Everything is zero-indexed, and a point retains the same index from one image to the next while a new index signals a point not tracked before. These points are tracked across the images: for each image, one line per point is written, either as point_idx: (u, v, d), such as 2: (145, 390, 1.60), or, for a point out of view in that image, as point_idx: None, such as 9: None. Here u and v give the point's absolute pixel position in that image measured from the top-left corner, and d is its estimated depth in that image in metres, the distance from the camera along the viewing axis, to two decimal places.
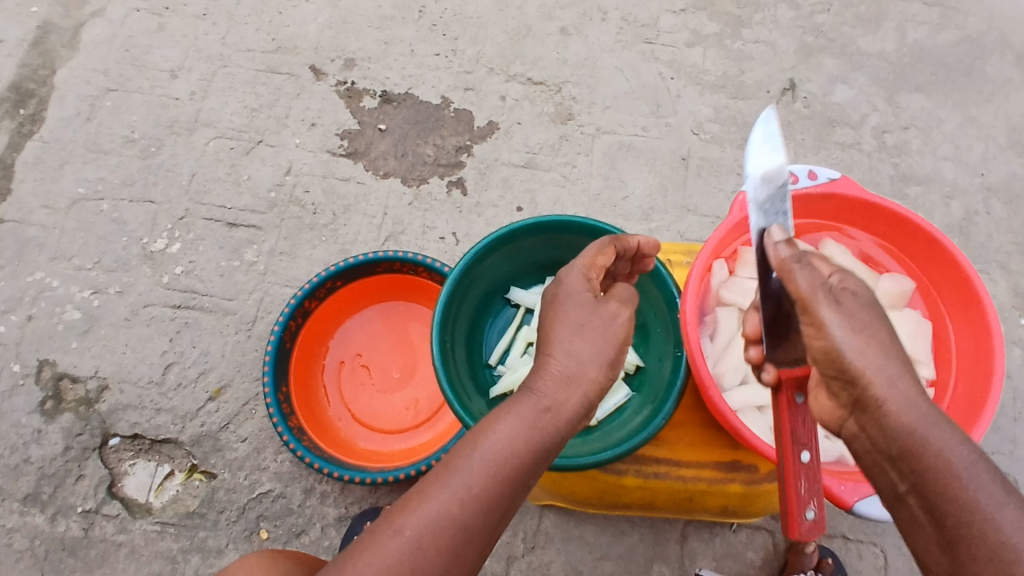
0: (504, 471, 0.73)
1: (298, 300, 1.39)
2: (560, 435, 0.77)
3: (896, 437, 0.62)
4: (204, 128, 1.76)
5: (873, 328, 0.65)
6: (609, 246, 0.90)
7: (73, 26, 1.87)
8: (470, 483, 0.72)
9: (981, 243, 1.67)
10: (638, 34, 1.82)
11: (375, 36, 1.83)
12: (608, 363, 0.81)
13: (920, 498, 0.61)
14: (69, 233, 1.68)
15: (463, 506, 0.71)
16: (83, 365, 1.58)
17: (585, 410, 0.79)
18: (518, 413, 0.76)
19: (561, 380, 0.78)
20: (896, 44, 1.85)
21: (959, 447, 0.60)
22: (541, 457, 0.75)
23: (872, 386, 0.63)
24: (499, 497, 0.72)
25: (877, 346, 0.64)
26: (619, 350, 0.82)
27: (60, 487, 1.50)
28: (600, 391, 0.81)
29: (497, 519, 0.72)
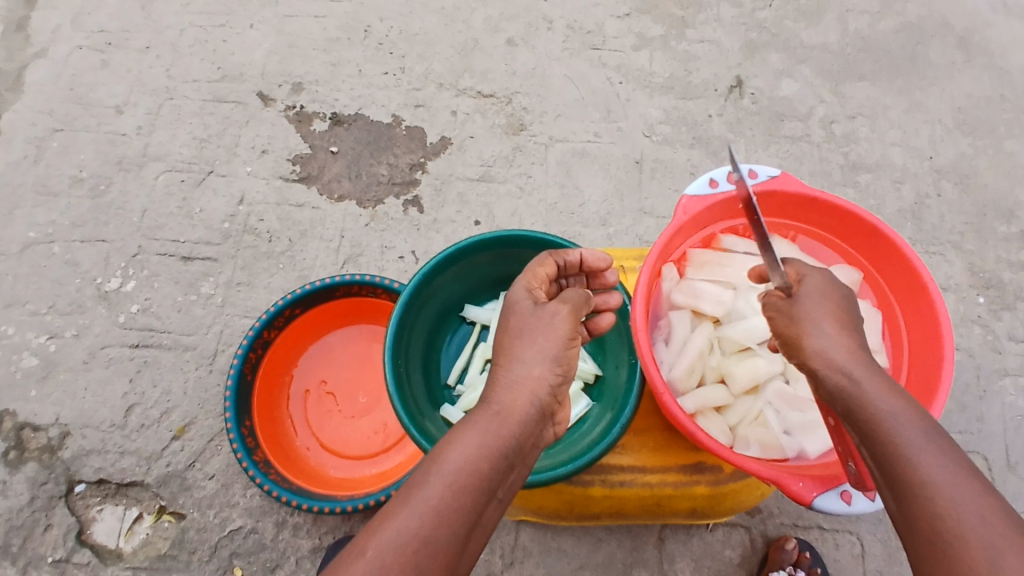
0: (463, 480, 0.71)
1: (255, 331, 1.37)
2: (517, 441, 0.77)
3: (835, 398, 0.67)
4: (153, 162, 1.74)
5: (810, 319, 0.72)
6: (548, 259, 0.94)
7: (15, 67, 1.84)
8: (429, 495, 0.68)
9: (934, 225, 1.70)
10: (585, 41, 1.83)
11: (322, 58, 1.82)
12: (551, 361, 0.84)
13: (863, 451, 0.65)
14: (22, 278, 1.65)
15: (426, 520, 0.67)
16: (44, 412, 1.54)
17: (538, 411, 0.81)
18: (474, 424, 0.77)
19: (507, 386, 0.81)
20: (838, 35, 1.88)
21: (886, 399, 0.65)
22: (500, 464, 0.74)
23: (812, 363, 0.70)
24: (460, 503, 0.69)
25: (813, 329, 0.71)
26: (562, 348, 0.85)
27: (27, 539, 1.46)
28: (549, 388, 0.83)
29: (461, 531, 0.68)
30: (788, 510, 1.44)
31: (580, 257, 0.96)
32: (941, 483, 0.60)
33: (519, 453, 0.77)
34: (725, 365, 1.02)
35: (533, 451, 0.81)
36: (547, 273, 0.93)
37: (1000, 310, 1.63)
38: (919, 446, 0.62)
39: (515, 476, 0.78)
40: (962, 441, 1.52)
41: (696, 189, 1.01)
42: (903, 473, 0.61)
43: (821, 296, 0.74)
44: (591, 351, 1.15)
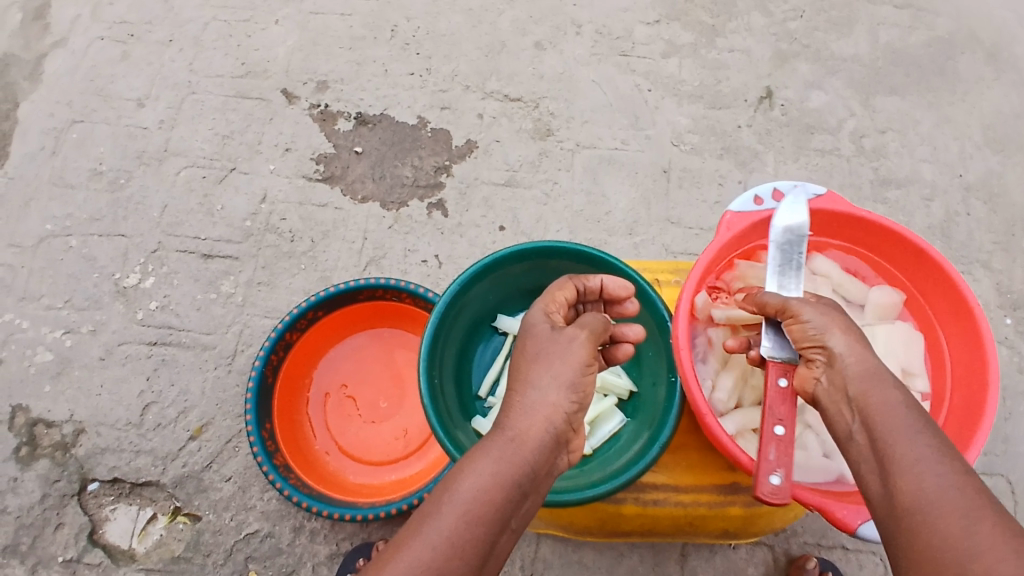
0: (477, 511, 0.70)
1: (278, 333, 1.35)
2: (532, 470, 0.75)
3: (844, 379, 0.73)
4: (174, 157, 1.72)
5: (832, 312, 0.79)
6: (568, 284, 0.92)
7: (34, 57, 1.81)
8: (443, 526, 0.69)
9: (963, 243, 1.68)
10: (613, 46, 1.81)
11: (347, 57, 1.80)
12: (566, 388, 0.80)
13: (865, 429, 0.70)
14: (38, 271, 1.62)
15: (438, 553, 0.67)
16: (58, 409, 1.52)
17: (551, 439, 0.78)
18: (487, 453, 0.75)
19: (524, 410, 0.78)
20: (868, 48, 1.86)
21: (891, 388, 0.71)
22: (513, 494, 0.73)
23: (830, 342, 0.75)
24: (473, 536, 0.69)
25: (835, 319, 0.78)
26: (580, 373, 0.81)
27: (38, 537, 1.44)
28: (563, 415, 0.80)
29: (474, 563, 0.68)
30: (812, 528, 1.42)
31: (602, 284, 0.93)
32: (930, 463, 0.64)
33: (532, 482, 0.75)
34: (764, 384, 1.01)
35: (547, 475, 0.78)
36: (566, 298, 0.90)
37: None
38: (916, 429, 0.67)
39: (531, 501, 0.77)
40: (988, 462, 1.51)
41: (739, 205, 0.99)
42: (893, 448, 0.66)
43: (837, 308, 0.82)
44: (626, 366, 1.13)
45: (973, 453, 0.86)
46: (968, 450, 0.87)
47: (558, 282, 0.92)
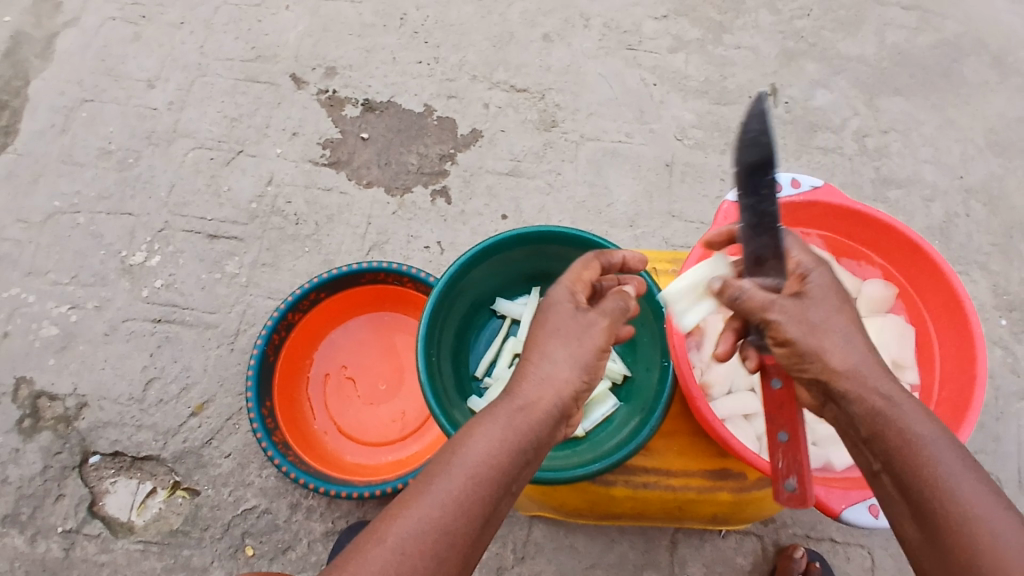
0: (484, 473, 0.72)
1: (281, 313, 1.37)
2: (538, 438, 0.76)
3: (863, 417, 0.70)
4: (182, 138, 1.74)
5: (827, 325, 0.73)
6: (594, 261, 0.89)
7: (46, 35, 1.84)
8: (450, 487, 0.71)
9: (962, 244, 1.69)
10: (621, 40, 1.83)
11: (357, 44, 1.81)
12: (582, 369, 0.81)
13: (892, 475, 0.67)
14: (45, 246, 1.65)
15: (444, 510, 0.69)
16: (61, 382, 1.54)
17: (558, 413, 0.79)
18: (494, 420, 0.76)
19: (536, 382, 0.79)
20: (875, 48, 1.87)
21: (925, 425, 0.68)
22: (519, 460, 0.74)
23: (836, 374, 0.71)
24: (479, 499, 0.71)
25: (836, 337, 0.73)
26: (595, 355, 0.82)
27: (38, 507, 1.46)
28: (574, 394, 0.80)
29: (479, 523, 0.70)
30: (802, 520, 1.44)
31: (625, 259, 0.92)
32: (984, 515, 0.61)
33: (537, 451, 0.77)
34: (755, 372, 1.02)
35: (550, 446, 0.80)
36: (591, 276, 0.87)
37: (1022, 333, 1.62)
38: (960, 476, 0.64)
39: (534, 467, 0.79)
40: (977, 461, 1.52)
41: None
42: (926, 498, 0.64)
43: (827, 304, 0.75)
44: (621, 352, 1.14)
45: (956, 444, 0.88)
46: (952, 440, 0.89)
47: (584, 258, 0.90)
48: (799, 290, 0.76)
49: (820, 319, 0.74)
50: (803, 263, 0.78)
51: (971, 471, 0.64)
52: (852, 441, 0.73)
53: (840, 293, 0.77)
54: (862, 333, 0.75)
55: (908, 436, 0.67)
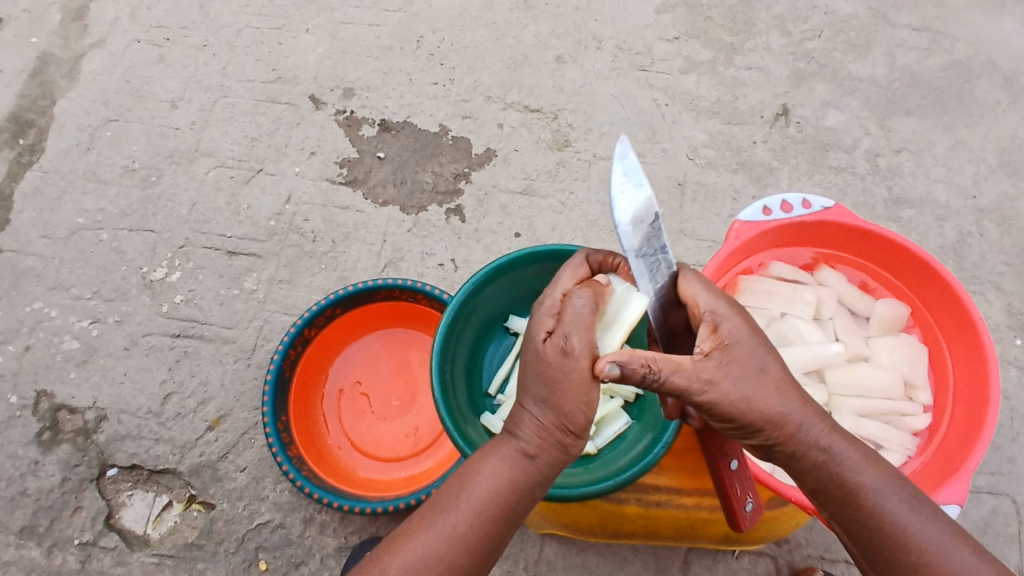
0: (491, 510, 0.78)
1: (297, 329, 1.39)
2: (544, 479, 0.80)
3: (812, 475, 0.79)
4: (204, 157, 1.78)
5: (762, 394, 0.76)
6: (582, 263, 0.86)
7: (73, 56, 1.89)
8: (456, 522, 0.78)
9: (975, 264, 1.69)
10: (633, 61, 1.85)
11: (374, 65, 1.85)
12: (576, 406, 0.76)
13: (841, 525, 0.79)
14: (68, 262, 1.69)
15: (450, 547, 0.77)
16: (81, 396, 1.57)
17: (564, 452, 0.79)
18: (500, 459, 0.80)
19: (537, 427, 0.78)
20: (886, 69, 1.88)
21: (865, 472, 0.78)
22: (524, 498, 0.80)
23: (787, 442, 0.77)
24: (483, 535, 0.78)
25: (777, 405, 0.76)
26: (583, 390, 0.75)
27: (56, 519, 1.48)
28: (571, 430, 0.77)
29: (481, 558, 0.78)
30: (816, 541, 1.42)
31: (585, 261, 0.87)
32: (941, 554, 0.74)
33: (544, 487, 0.81)
34: None
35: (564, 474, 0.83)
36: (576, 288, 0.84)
37: None
38: (912, 518, 0.76)
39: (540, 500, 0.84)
40: (993, 482, 1.50)
41: (749, 215, 1.03)
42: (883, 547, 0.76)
43: (747, 367, 0.75)
44: None
45: (974, 463, 0.88)
46: (967, 460, 0.89)
47: (563, 276, 0.85)
48: (716, 349, 0.76)
49: (755, 384, 0.75)
50: (709, 310, 0.78)
51: (917, 512, 0.77)
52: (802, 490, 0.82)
53: (754, 332, 0.78)
54: (790, 380, 0.78)
55: (856, 489, 0.78)
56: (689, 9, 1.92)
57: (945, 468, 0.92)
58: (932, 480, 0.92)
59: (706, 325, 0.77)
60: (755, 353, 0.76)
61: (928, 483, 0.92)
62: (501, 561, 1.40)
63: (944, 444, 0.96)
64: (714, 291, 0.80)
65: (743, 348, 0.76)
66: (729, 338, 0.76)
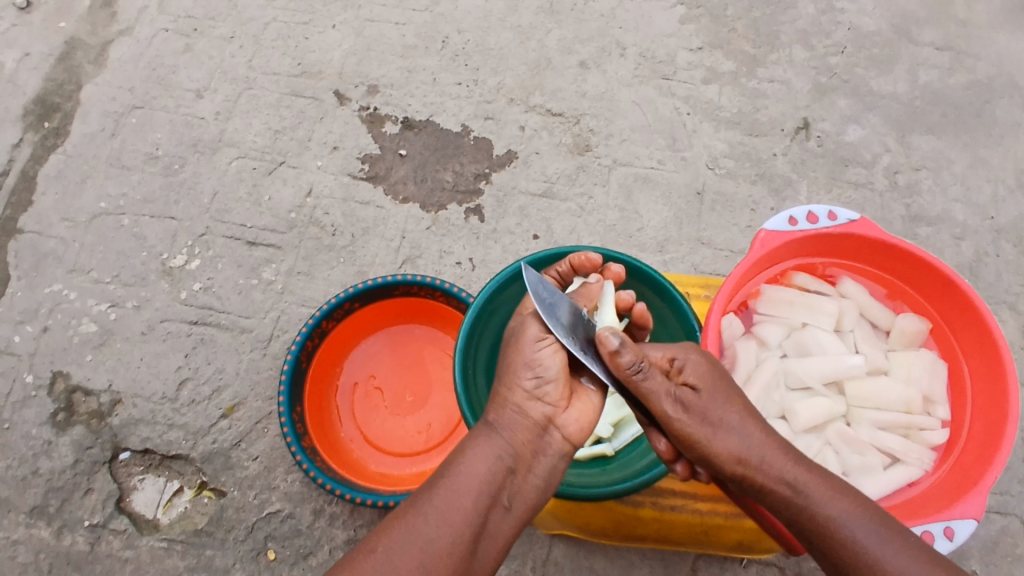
0: (464, 480, 0.81)
1: (316, 320, 1.39)
2: (511, 445, 0.85)
3: (784, 509, 0.80)
4: (227, 148, 1.79)
5: (724, 426, 0.81)
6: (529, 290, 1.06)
7: (100, 42, 1.91)
8: (433, 498, 0.80)
9: (991, 283, 1.69)
10: (655, 69, 1.87)
11: (399, 64, 1.87)
12: (523, 366, 0.89)
13: (821, 554, 0.78)
14: (89, 245, 1.70)
15: (429, 521, 0.78)
16: (97, 378, 1.58)
17: (523, 417, 0.87)
18: (468, 437, 0.86)
19: (500, 401, 0.88)
20: (907, 87, 1.89)
21: (832, 505, 0.77)
22: (495, 468, 0.83)
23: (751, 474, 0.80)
24: (460, 506, 0.79)
25: (737, 436, 0.81)
26: (534, 349, 0.89)
27: (67, 501, 1.49)
28: (527, 392, 0.88)
29: (465, 536, 0.78)
30: None
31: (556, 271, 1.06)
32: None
33: (515, 457, 0.84)
34: (788, 401, 1.04)
35: (538, 448, 0.87)
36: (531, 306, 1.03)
37: None
38: (879, 551, 0.74)
39: (524, 483, 0.85)
40: (1002, 502, 1.50)
41: (775, 224, 1.04)
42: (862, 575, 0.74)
43: (712, 398, 0.83)
44: None
45: (991, 479, 0.89)
46: (984, 476, 0.89)
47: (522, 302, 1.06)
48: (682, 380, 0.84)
49: (718, 417, 0.82)
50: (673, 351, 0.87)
51: (884, 543, 0.74)
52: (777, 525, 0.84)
53: (718, 371, 0.86)
54: (751, 415, 0.83)
55: (819, 527, 0.77)
56: (713, 19, 1.94)
57: (962, 483, 0.93)
58: (950, 494, 0.93)
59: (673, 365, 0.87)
60: (718, 389, 0.84)
61: (945, 497, 0.92)
62: (508, 561, 1.40)
63: (961, 458, 0.98)
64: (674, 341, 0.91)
65: (708, 383, 0.84)
66: (690, 371, 0.85)
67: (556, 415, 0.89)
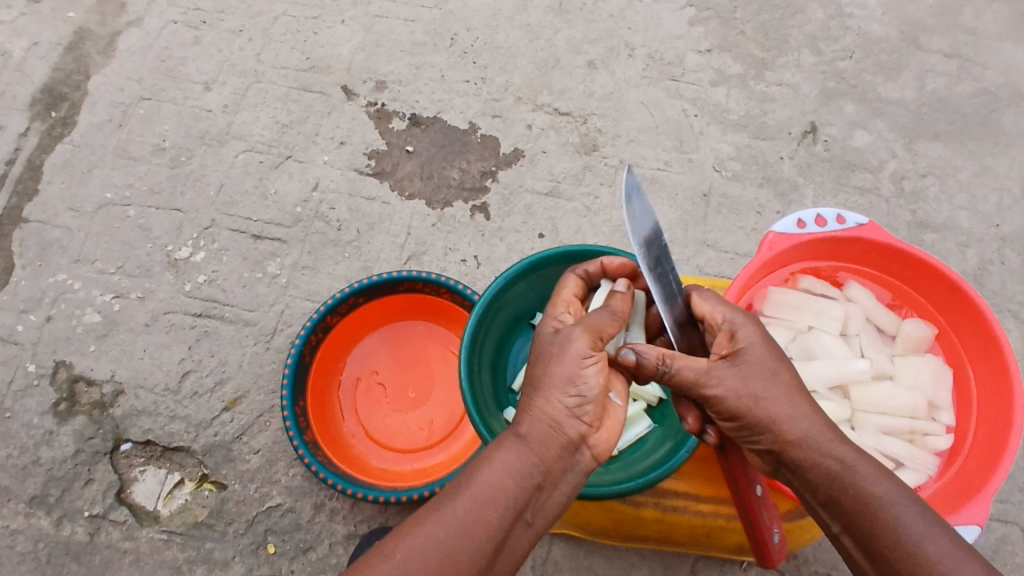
0: (491, 495, 0.79)
1: (320, 315, 1.40)
2: (541, 462, 0.82)
3: (824, 484, 0.79)
4: (234, 140, 1.79)
5: (772, 396, 0.80)
6: (571, 277, 1.00)
7: (109, 33, 1.91)
8: (457, 508, 0.78)
9: (994, 292, 1.69)
10: (664, 71, 1.87)
11: (407, 60, 1.87)
12: (564, 381, 0.83)
13: (852, 536, 0.79)
14: (94, 236, 1.70)
15: (452, 532, 0.77)
16: (100, 368, 1.58)
17: (559, 435, 0.82)
18: (501, 445, 0.82)
19: (536, 412, 0.83)
20: (915, 93, 1.89)
21: (879, 485, 0.78)
22: (524, 484, 0.80)
23: (792, 449, 0.80)
24: (485, 520, 0.78)
25: (785, 408, 0.80)
26: (581, 365, 0.83)
27: (67, 490, 1.49)
28: (566, 410, 0.83)
29: (485, 549, 0.77)
30: (824, 558, 1.43)
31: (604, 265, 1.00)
32: (951, 568, 0.73)
33: (543, 474, 0.82)
34: None
35: (568, 464, 0.84)
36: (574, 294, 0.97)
37: None
38: (922, 534, 0.75)
39: (548, 495, 0.83)
40: (1002, 510, 1.50)
41: (783, 226, 1.04)
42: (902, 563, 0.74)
43: (757, 373, 0.81)
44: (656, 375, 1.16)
45: (995, 485, 0.89)
46: (988, 483, 0.89)
47: (566, 281, 0.99)
48: (729, 352, 0.83)
49: (764, 394, 0.80)
50: (727, 321, 0.85)
51: (927, 527, 0.75)
52: (809, 504, 0.83)
53: (772, 348, 0.84)
54: (802, 391, 0.83)
55: (861, 508, 0.77)
56: (722, 22, 1.94)
57: (964, 489, 0.93)
58: (954, 497, 0.93)
59: (723, 333, 0.85)
60: (764, 361, 0.82)
61: (949, 501, 0.93)
62: None
63: (965, 466, 0.97)
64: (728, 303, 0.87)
65: (754, 356, 0.82)
66: (744, 344, 0.83)
67: (588, 434, 0.85)
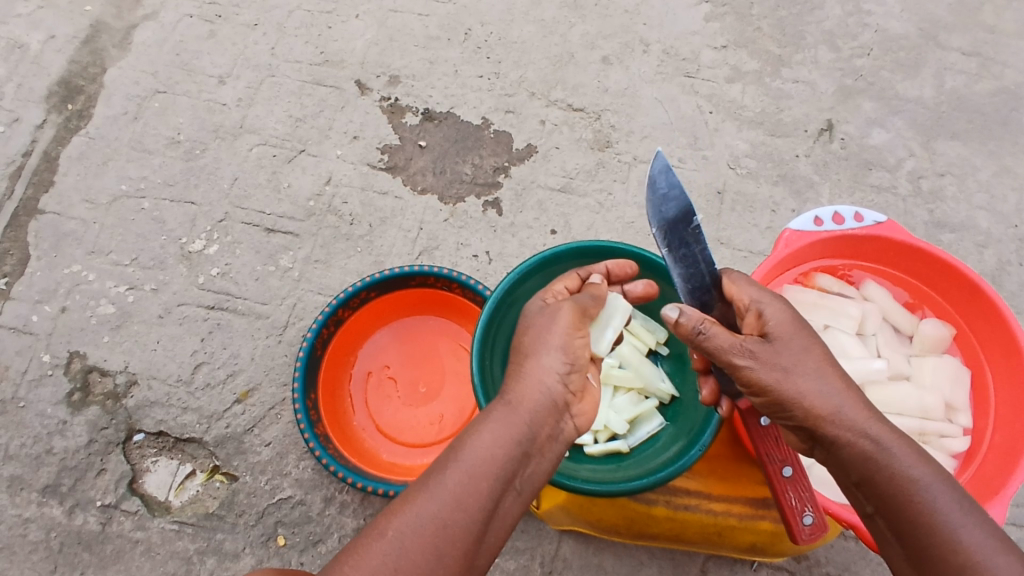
0: (483, 466, 0.79)
1: (332, 308, 1.40)
2: (529, 427, 0.84)
3: (857, 464, 0.77)
4: (247, 134, 1.80)
5: (801, 370, 0.80)
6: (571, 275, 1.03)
7: (125, 26, 1.92)
8: (449, 481, 0.77)
9: (1012, 293, 1.67)
10: (679, 67, 1.85)
11: (420, 55, 1.87)
12: (555, 351, 0.89)
13: (885, 519, 0.76)
14: (108, 227, 1.71)
15: (444, 503, 0.76)
16: (113, 360, 1.59)
17: (548, 403, 0.87)
18: (489, 417, 0.84)
19: (520, 376, 0.88)
20: (933, 91, 1.87)
21: (916, 467, 0.75)
22: (514, 451, 0.81)
23: (824, 425, 0.78)
24: (477, 490, 0.77)
25: (814, 383, 0.79)
26: (567, 337, 0.91)
27: (79, 480, 1.50)
28: (554, 376, 0.89)
29: (479, 517, 0.76)
30: (836, 559, 1.41)
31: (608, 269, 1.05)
32: (985, 561, 0.69)
33: (532, 441, 0.83)
34: None
35: (553, 435, 0.87)
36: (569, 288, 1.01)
37: None
38: (958, 523, 0.71)
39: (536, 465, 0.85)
40: (1018, 513, 1.48)
41: (800, 225, 1.03)
42: (934, 549, 0.71)
43: (793, 348, 0.82)
44: (670, 372, 1.15)
45: (1012, 489, 0.87)
46: (1005, 485, 0.88)
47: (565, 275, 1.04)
48: (760, 331, 0.84)
49: (801, 374, 0.80)
50: (754, 300, 0.86)
51: (965, 515, 0.72)
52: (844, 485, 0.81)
53: (800, 326, 0.84)
54: (833, 366, 0.81)
55: (897, 490, 0.74)
56: (738, 18, 1.92)
57: (981, 490, 0.92)
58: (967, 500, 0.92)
59: (752, 313, 0.86)
60: (798, 340, 0.82)
61: None
62: (518, 555, 1.40)
63: (982, 467, 0.95)
64: (760, 287, 0.88)
65: (788, 333, 0.83)
66: (771, 321, 0.84)
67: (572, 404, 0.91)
